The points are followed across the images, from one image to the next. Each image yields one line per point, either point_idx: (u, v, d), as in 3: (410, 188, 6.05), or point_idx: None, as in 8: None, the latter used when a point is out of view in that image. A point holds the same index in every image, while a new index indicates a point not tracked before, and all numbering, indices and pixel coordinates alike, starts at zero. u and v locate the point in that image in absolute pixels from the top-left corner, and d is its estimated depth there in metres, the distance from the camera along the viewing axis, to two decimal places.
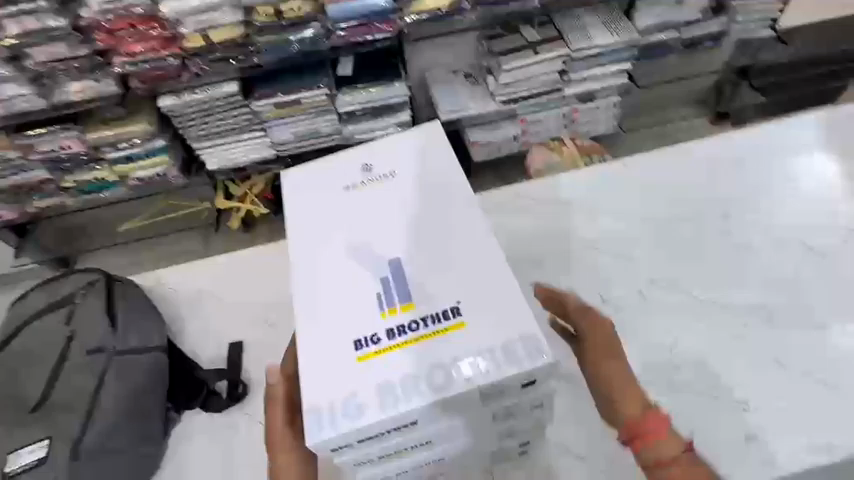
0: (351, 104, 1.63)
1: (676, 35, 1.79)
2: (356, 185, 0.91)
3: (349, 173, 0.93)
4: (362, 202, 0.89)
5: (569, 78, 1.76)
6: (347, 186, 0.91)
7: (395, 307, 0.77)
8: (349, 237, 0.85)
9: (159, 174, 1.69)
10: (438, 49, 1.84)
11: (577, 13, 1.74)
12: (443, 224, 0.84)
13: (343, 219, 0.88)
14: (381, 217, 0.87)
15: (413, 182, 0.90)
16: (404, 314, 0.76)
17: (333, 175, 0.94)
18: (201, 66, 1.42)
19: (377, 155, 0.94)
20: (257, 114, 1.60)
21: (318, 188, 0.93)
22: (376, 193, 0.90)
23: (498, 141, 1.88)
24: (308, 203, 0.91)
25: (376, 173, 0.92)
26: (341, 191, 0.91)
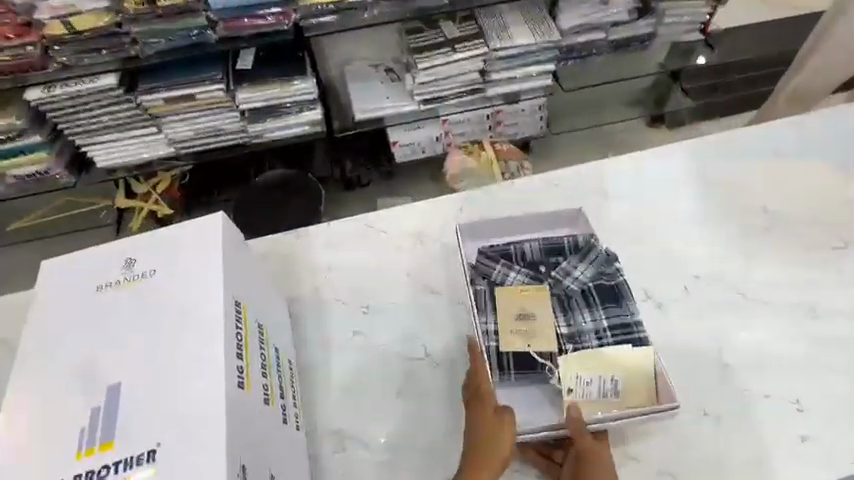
0: (251, 100, 1.51)
1: (602, 36, 1.72)
2: (112, 285, 0.77)
3: (108, 269, 0.78)
4: (109, 313, 0.74)
5: (492, 77, 1.68)
6: (100, 286, 0.77)
7: (92, 444, 0.64)
8: (88, 368, 0.70)
9: (41, 172, 1.53)
10: (358, 43, 1.73)
11: (499, 10, 1.66)
12: (185, 363, 0.68)
13: (69, 329, 0.74)
14: (118, 330, 0.73)
15: (163, 290, 0.74)
16: (97, 452, 0.63)
17: (89, 273, 0.79)
18: (69, 55, 1.30)
19: (146, 250, 0.79)
20: (144, 109, 1.46)
21: (71, 289, 0.77)
22: (132, 298, 0.75)
23: (420, 141, 1.80)
24: (53, 304, 0.77)
25: (137, 271, 0.77)
26: (94, 295, 0.76)
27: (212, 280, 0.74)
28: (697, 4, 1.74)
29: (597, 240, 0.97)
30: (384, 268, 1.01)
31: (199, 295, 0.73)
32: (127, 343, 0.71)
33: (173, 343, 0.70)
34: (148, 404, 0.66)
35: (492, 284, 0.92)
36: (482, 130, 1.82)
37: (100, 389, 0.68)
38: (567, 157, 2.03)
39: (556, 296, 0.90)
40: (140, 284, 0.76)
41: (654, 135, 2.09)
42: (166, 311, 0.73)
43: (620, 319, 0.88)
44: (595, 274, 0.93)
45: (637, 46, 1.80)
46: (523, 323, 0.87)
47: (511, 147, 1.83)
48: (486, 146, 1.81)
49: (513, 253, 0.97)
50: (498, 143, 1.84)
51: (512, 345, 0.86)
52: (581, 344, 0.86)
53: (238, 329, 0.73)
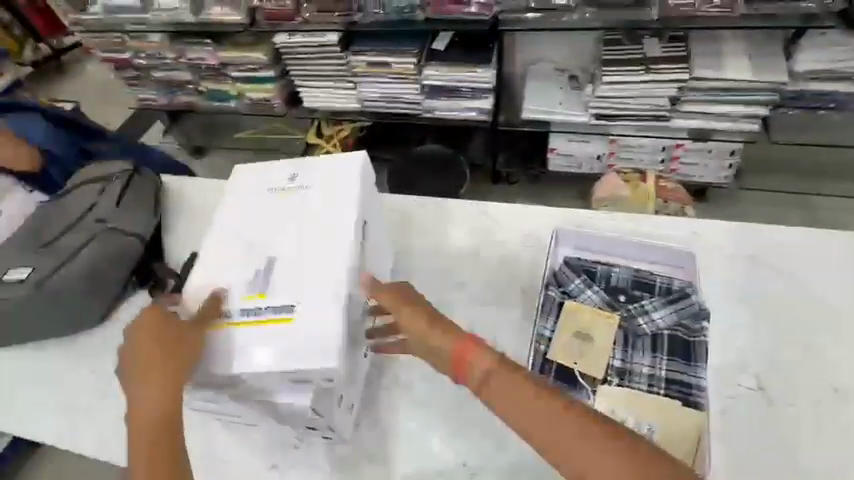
0: (435, 78, 1.66)
1: (849, 88, 1.40)
2: (278, 189, 0.91)
3: (277, 175, 0.93)
4: (276, 207, 0.88)
5: (682, 108, 1.52)
6: (271, 187, 0.91)
7: (253, 292, 0.78)
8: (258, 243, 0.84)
9: (266, 99, 1.92)
10: (550, 44, 1.72)
11: (718, 36, 1.47)
12: (327, 249, 0.81)
13: (239, 213, 0.89)
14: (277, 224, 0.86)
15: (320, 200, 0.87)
16: (254, 299, 0.78)
17: (260, 175, 0.94)
18: (311, 12, 1.60)
19: (307, 167, 0.92)
20: (350, 68, 1.72)
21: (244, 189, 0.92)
22: (292, 200, 0.89)
23: (579, 155, 1.74)
24: (232, 197, 0.91)
25: (297, 182, 0.91)
26: (264, 192, 0.91)
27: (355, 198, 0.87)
28: None
29: (696, 288, 0.86)
30: (492, 260, 0.97)
31: (342, 207, 0.86)
32: (286, 230, 0.85)
33: (322, 237, 0.83)
34: (297, 276, 0.79)
35: (563, 295, 0.86)
36: (652, 160, 1.67)
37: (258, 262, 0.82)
38: (764, 219, 1.68)
39: (623, 329, 0.82)
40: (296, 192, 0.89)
41: None
42: (318, 212, 0.86)
43: (693, 378, 0.78)
44: (675, 322, 0.83)
45: None
46: (579, 341, 0.81)
47: (678, 188, 1.60)
48: (647, 179, 1.62)
49: (596, 272, 0.90)
50: (664, 180, 1.64)
51: (558, 357, 0.80)
52: (629, 383, 0.78)
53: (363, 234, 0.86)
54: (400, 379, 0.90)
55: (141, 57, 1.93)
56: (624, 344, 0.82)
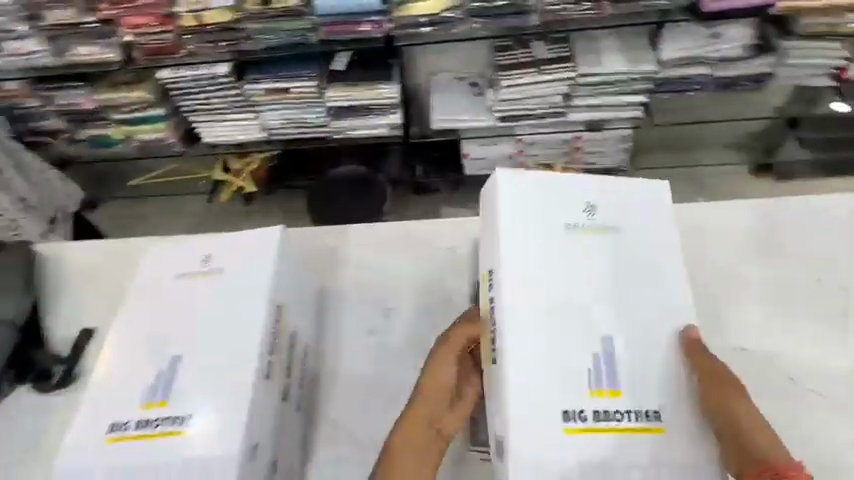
0: (339, 99, 1.63)
1: (707, 70, 1.58)
2: (190, 273, 0.82)
3: (186, 259, 0.83)
4: (187, 300, 0.79)
5: (575, 103, 1.63)
6: (181, 272, 0.82)
7: (601, 388, 0.75)
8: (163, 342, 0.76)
9: (158, 139, 1.76)
10: (448, 54, 1.77)
11: (595, 35, 1.60)
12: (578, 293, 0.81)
13: (136, 314, 0.80)
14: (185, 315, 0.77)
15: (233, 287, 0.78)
16: (607, 396, 0.74)
17: (168, 261, 0.84)
18: (194, 44, 1.50)
19: (220, 247, 0.83)
20: (248, 97, 1.64)
21: (160, 264, 0.84)
22: (203, 287, 0.80)
23: (492, 157, 1.80)
24: (140, 294, 0.82)
25: (210, 265, 0.82)
26: (171, 280, 0.82)
27: (265, 279, 0.78)
28: (832, 46, 1.53)
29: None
30: (418, 279, 0.96)
31: (188, 301, 0.79)
32: (191, 322, 0.76)
33: (229, 327, 0.75)
34: (207, 370, 0.72)
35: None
36: (558, 153, 1.77)
37: (170, 347, 0.75)
38: None
39: None
40: (208, 278, 0.80)
41: (760, 187, 1.89)
42: (226, 297, 0.77)
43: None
44: None
45: (747, 86, 1.63)
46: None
47: None
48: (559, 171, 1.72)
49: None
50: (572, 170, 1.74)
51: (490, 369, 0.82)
52: None
53: (275, 324, 0.77)
54: (336, 421, 0.86)
55: None
56: None
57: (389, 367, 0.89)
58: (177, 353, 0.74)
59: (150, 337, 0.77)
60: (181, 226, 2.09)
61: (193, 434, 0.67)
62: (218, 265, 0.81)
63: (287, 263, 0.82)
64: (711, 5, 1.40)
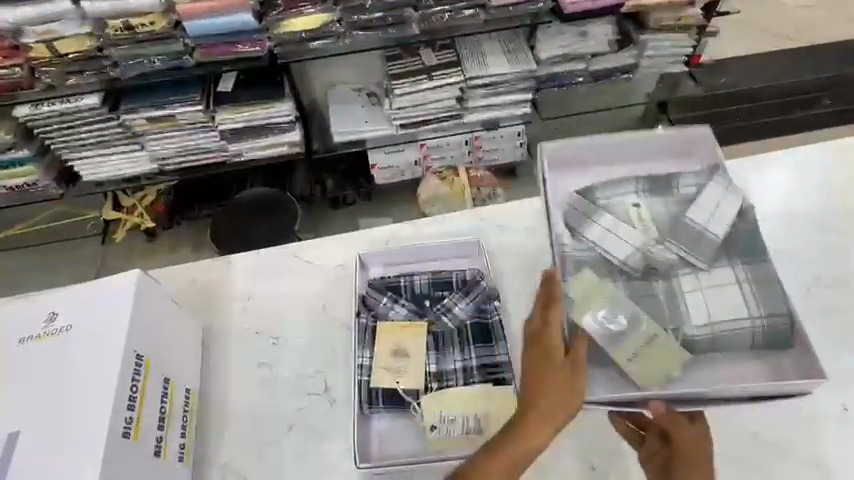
0: (233, 122, 1.57)
1: (582, 66, 1.73)
2: (32, 337, 0.73)
3: (30, 321, 0.74)
4: (36, 365, 0.70)
5: (470, 105, 1.70)
6: (22, 338, 0.73)
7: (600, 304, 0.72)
8: (13, 420, 0.66)
9: (29, 183, 1.58)
10: (342, 67, 1.78)
11: (478, 39, 1.68)
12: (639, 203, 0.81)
13: None
14: (26, 387, 0.68)
15: (89, 340, 0.71)
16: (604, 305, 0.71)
17: (10, 325, 0.74)
18: (53, 76, 1.37)
19: (69, 302, 0.74)
20: (128, 128, 1.52)
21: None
22: (49, 349, 0.71)
23: (400, 165, 1.82)
24: None
25: (57, 324, 0.73)
26: (12, 349, 0.72)
27: (119, 332, 0.70)
28: (680, 36, 1.73)
29: (484, 275, 0.89)
30: (312, 300, 0.91)
31: (35, 366, 0.70)
32: (35, 392, 0.68)
33: (80, 390, 0.67)
34: (67, 434, 0.64)
35: (376, 319, 0.85)
36: (461, 155, 1.83)
37: (9, 423, 0.66)
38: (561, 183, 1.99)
39: (435, 333, 0.83)
40: (57, 338, 0.72)
41: None
42: (75, 359, 0.69)
43: (492, 358, 0.80)
44: (475, 312, 0.86)
45: (618, 77, 1.79)
46: (397, 359, 0.79)
47: (486, 174, 1.83)
48: (460, 171, 1.83)
49: (400, 286, 0.88)
50: (474, 170, 1.84)
51: (380, 380, 0.78)
52: (445, 384, 0.78)
53: (134, 380, 0.69)
54: (230, 467, 0.77)
55: None
56: (435, 348, 0.81)
57: (286, 399, 0.82)
58: (15, 428, 0.65)
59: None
60: (67, 274, 1.84)
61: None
62: (67, 321, 0.73)
63: (148, 311, 0.75)
64: (570, 6, 1.50)
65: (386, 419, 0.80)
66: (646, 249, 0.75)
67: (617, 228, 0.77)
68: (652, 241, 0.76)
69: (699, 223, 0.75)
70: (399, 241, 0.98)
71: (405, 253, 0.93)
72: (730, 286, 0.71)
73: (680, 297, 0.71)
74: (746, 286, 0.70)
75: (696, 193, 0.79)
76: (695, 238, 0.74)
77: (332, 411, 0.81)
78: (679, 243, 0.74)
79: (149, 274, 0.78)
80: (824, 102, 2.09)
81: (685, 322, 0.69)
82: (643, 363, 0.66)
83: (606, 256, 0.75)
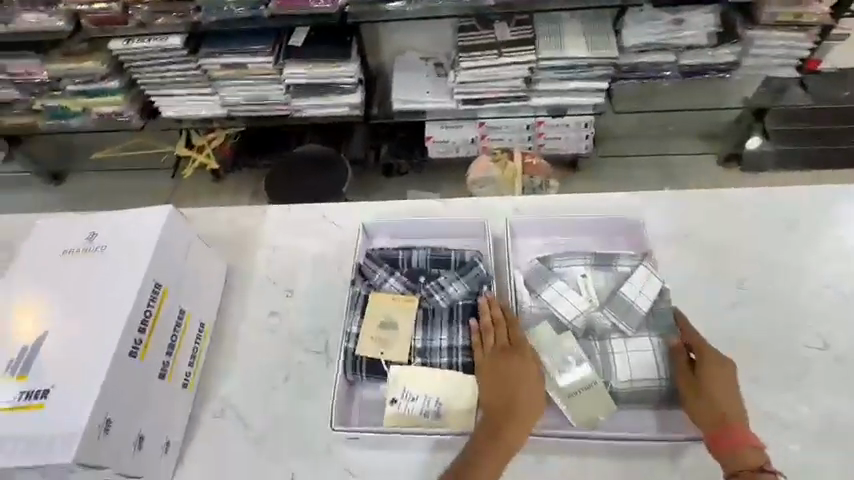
0: (298, 76, 1.60)
1: (671, 58, 1.56)
2: (73, 250, 0.80)
3: (75, 235, 0.82)
4: (71, 275, 0.77)
5: (537, 87, 1.61)
6: (66, 249, 0.80)
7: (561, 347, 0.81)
8: (45, 320, 0.74)
9: (116, 113, 1.73)
10: (412, 32, 1.75)
11: (558, 17, 1.57)
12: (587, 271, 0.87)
13: (16, 291, 0.77)
14: (60, 294, 0.76)
15: (118, 263, 0.77)
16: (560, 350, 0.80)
17: (60, 235, 0.82)
18: (144, 15, 1.47)
19: (108, 224, 0.81)
20: (204, 72, 1.61)
21: (45, 240, 0.82)
22: (85, 263, 0.78)
23: (455, 141, 1.78)
24: (20, 272, 0.79)
25: (96, 242, 0.80)
26: (56, 257, 0.80)
27: (144, 260, 0.77)
28: (796, 36, 1.51)
29: (483, 257, 0.87)
30: (329, 261, 0.93)
31: (70, 275, 0.78)
32: (67, 300, 0.75)
33: (103, 306, 0.73)
34: (85, 342, 0.71)
35: (369, 289, 0.85)
36: (520, 139, 1.75)
37: (42, 323, 0.74)
38: (623, 184, 1.88)
39: (424, 310, 0.82)
40: (93, 255, 0.79)
41: (730, 177, 1.87)
42: (103, 277, 0.76)
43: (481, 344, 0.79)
44: (468, 292, 0.84)
45: (711, 76, 1.61)
46: (382, 332, 0.80)
47: (544, 163, 1.72)
48: (516, 154, 1.72)
49: (398, 259, 0.88)
50: (531, 156, 1.74)
51: (368, 350, 0.79)
52: (429, 360, 0.78)
53: (149, 305, 0.76)
54: (228, 402, 0.83)
55: None
56: (423, 326, 0.81)
57: (289, 349, 0.86)
58: (45, 330, 0.73)
59: (21, 314, 0.75)
60: (141, 200, 2.03)
61: (48, 413, 0.66)
62: (105, 242, 0.80)
63: (173, 245, 0.81)
64: None
65: (369, 388, 0.82)
66: (588, 314, 0.82)
67: (568, 293, 0.83)
68: (593, 307, 0.83)
69: (631, 297, 0.82)
70: (404, 212, 0.97)
71: (414, 227, 0.92)
72: (647, 354, 0.78)
73: (611, 357, 0.77)
74: (660, 353, 0.78)
75: (631, 271, 0.85)
76: (627, 314, 0.81)
77: (328, 371, 0.84)
78: (615, 313, 0.81)
79: (179, 211, 0.84)
80: None
81: (614, 378, 0.77)
82: (579, 406, 0.75)
83: (556, 316, 0.82)
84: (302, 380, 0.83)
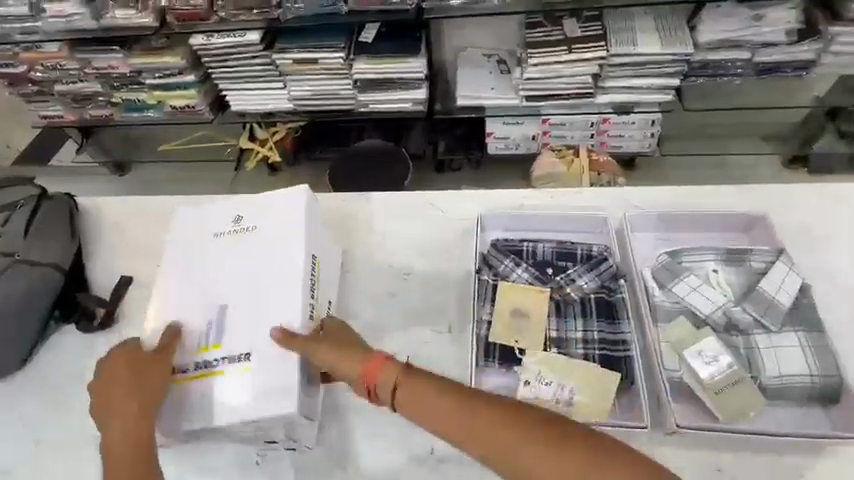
0: (367, 72, 1.63)
1: (746, 56, 1.53)
2: (221, 233, 0.88)
3: (220, 219, 0.89)
4: (230, 254, 0.85)
5: (605, 84, 1.60)
6: (218, 232, 0.88)
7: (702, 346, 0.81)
8: (222, 294, 0.82)
9: (189, 106, 1.80)
10: (477, 29, 1.76)
11: (630, 14, 1.56)
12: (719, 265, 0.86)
13: (185, 270, 0.86)
14: (224, 272, 0.84)
15: (272, 240, 0.85)
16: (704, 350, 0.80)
17: (206, 219, 0.90)
18: (227, 11, 1.52)
19: (253, 206, 0.88)
20: (277, 66, 1.66)
21: (197, 221, 0.90)
22: (238, 242, 0.86)
23: (516, 137, 1.79)
24: (186, 253, 0.88)
25: (243, 224, 0.87)
26: (209, 239, 0.88)
27: (294, 243, 0.83)
28: None
29: (611, 251, 0.89)
30: (435, 248, 0.96)
31: (231, 253, 0.85)
32: (230, 276, 0.84)
33: (274, 279, 0.82)
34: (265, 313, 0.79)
35: (498, 278, 0.87)
36: (583, 136, 1.74)
37: (220, 296, 0.82)
38: (685, 183, 1.85)
39: (555, 301, 0.84)
40: (245, 236, 0.86)
41: (798, 178, 1.82)
42: (253, 257, 0.83)
43: (612, 335, 0.81)
44: (598, 286, 0.86)
45: (787, 74, 1.57)
46: (516, 320, 0.82)
47: (608, 160, 1.70)
48: (579, 152, 1.71)
49: (523, 250, 0.90)
50: (595, 153, 1.73)
51: (502, 336, 0.81)
52: (564, 351, 0.80)
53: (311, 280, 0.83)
54: None
55: (39, 71, 1.76)
56: (557, 315, 0.83)
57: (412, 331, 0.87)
58: (224, 303, 0.82)
59: (191, 290, 0.84)
60: (203, 191, 2.10)
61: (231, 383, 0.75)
62: (254, 222, 0.87)
63: (317, 226, 0.87)
64: None
65: (499, 380, 0.79)
66: (726, 307, 0.81)
67: (703, 288, 0.83)
68: (731, 302, 0.82)
69: (771, 293, 0.81)
70: (518, 203, 1.00)
71: (532, 220, 0.94)
72: (793, 350, 0.77)
73: (756, 351, 0.77)
74: (810, 350, 0.77)
75: (766, 269, 0.84)
76: (771, 307, 0.80)
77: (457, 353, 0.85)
78: (755, 306, 0.80)
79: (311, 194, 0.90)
80: None
81: (760, 371, 0.76)
82: (727, 403, 0.73)
83: (693, 311, 0.81)
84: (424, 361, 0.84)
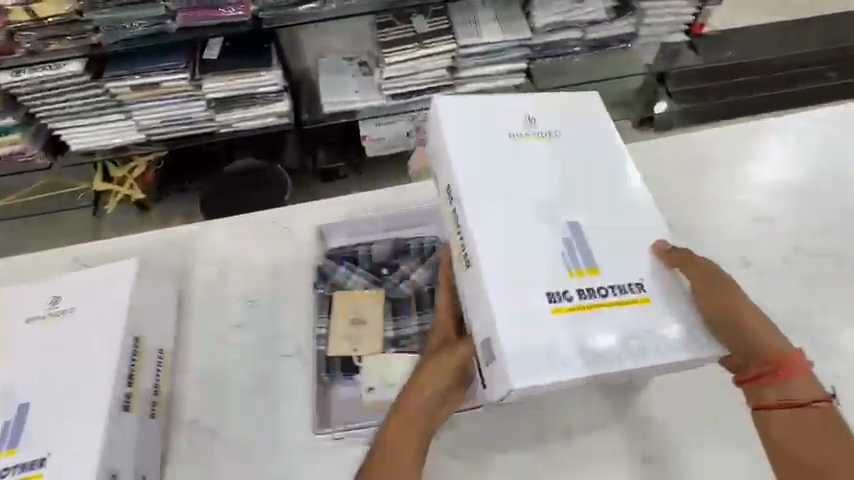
0: (220, 90, 1.53)
1: (579, 35, 1.68)
2: (520, 134, 0.83)
3: (38, 302, 0.87)
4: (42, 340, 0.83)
5: (461, 75, 1.66)
6: (31, 317, 0.86)
7: (580, 270, 0.72)
8: (22, 373, 0.80)
9: (15, 152, 1.57)
10: (331, 34, 1.75)
11: (471, 6, 1.63)
12: None
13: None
14: (527, 179, 0.79)
15: (90, 317, 0.84)
16: (588, 276, 0.72)
17: (23, 305, 0.88)
18: (35, 41, 1.35)
19: (71, 289, 0.88)
20: (112, 95, 1.49)
21: (7, 310, 0.88)
22: (537, 149, 0.82)
23: (390, 137, 1.80)
24: None
25: (60, 306, 0.86)
26: (21, 324, 0.85)
27: (117, 317, 0.83)
28: (680, 3, 1.69)
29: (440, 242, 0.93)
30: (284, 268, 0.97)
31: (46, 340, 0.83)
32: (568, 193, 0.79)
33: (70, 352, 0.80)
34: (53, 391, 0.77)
35: (334, 289, 0.90)
36: None
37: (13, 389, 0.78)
38: None
39: (390, 300, 0.88)
40: (60, 319, 0.85)
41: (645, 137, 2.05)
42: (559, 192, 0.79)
43: None
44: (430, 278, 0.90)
45: (615, 47, 1.75)
46: (355, 326, 0.85)
47: None
48: None
49: (358, 255, 0.94)
50: None
51: (341, 347, 0.84)
52: (401, 347, 0.84)
53: (133, 357, 0.82)
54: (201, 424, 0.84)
55: None
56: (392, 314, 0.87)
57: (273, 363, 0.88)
58: (572, 218, 0.77)
59: (518, 199, 0.77)
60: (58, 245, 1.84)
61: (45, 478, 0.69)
62: (71, 305, 0.86)
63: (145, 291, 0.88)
64: None
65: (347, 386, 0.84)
66: None
67: None
68: None
69: None
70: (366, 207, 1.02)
71: (363, 223, 0.97)
72: None
73: None
74: None
75: None
76: None
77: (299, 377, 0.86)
78: None
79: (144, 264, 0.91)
80: (831, 74, 2.10)
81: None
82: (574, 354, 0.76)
83: None
84: (272, 387, 0.86)
